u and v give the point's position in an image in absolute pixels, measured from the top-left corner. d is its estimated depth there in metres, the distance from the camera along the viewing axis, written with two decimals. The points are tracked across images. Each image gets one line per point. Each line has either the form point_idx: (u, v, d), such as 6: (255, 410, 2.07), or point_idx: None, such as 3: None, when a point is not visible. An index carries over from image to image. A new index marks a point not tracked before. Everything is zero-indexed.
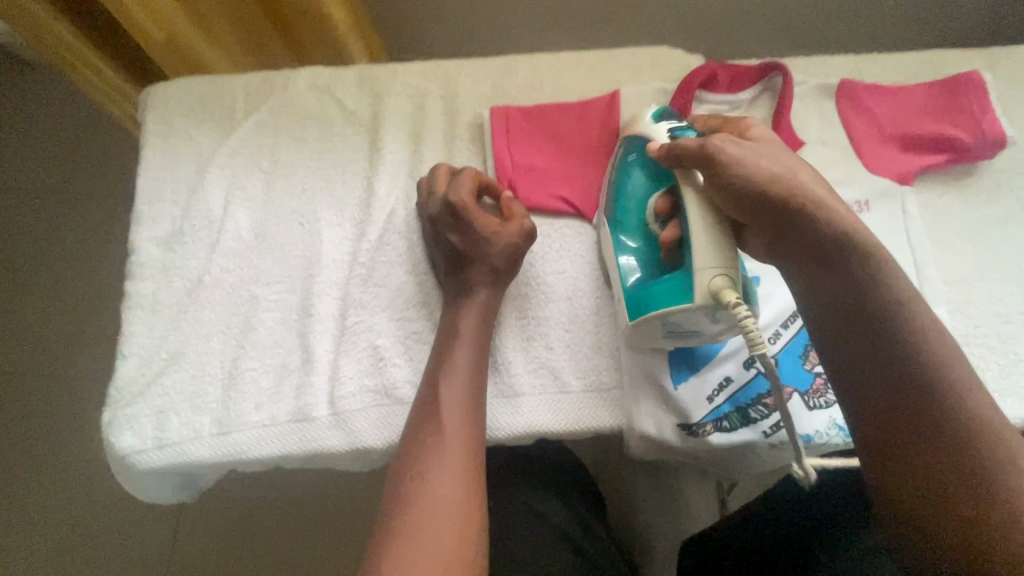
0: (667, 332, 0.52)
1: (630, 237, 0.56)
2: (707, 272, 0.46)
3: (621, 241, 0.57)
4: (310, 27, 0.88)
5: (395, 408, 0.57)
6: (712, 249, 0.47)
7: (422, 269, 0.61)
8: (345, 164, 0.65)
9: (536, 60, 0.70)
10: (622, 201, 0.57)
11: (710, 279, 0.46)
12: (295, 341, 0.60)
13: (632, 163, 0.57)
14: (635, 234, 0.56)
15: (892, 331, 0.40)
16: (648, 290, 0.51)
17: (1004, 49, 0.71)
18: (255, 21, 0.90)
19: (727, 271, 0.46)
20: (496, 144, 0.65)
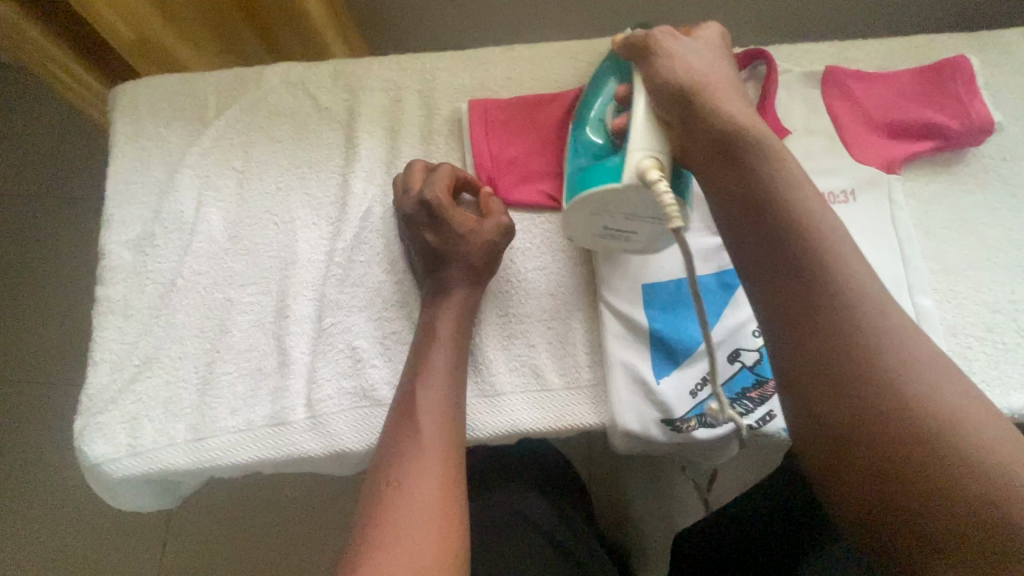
0: (601, 219, 0.53)
1: (593, 132, 0.54)
2: (637, 152, 0.48)
3: (579, 133, 0.55)
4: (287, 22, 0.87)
5: (374, 410, 0.56)
6: (647, 135, 0.49)
7: (400, 267, 0.60)
8: (321, 161, 0.64)
9: (515, 52, 0.68)
10: (587, 102, 0.57)
11: (638, 158, 0.48)
12: (271, 343, 0.59)
13: (603, 76, 0.57)
14: (594, 125, 0.54)
15: (845, 329, 0.38)
16: (587, 175, 0.51)
17: (991, 34, 0.69)
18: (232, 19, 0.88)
19: (656, 155, 0.48)
20: (475, 139, 0.63)
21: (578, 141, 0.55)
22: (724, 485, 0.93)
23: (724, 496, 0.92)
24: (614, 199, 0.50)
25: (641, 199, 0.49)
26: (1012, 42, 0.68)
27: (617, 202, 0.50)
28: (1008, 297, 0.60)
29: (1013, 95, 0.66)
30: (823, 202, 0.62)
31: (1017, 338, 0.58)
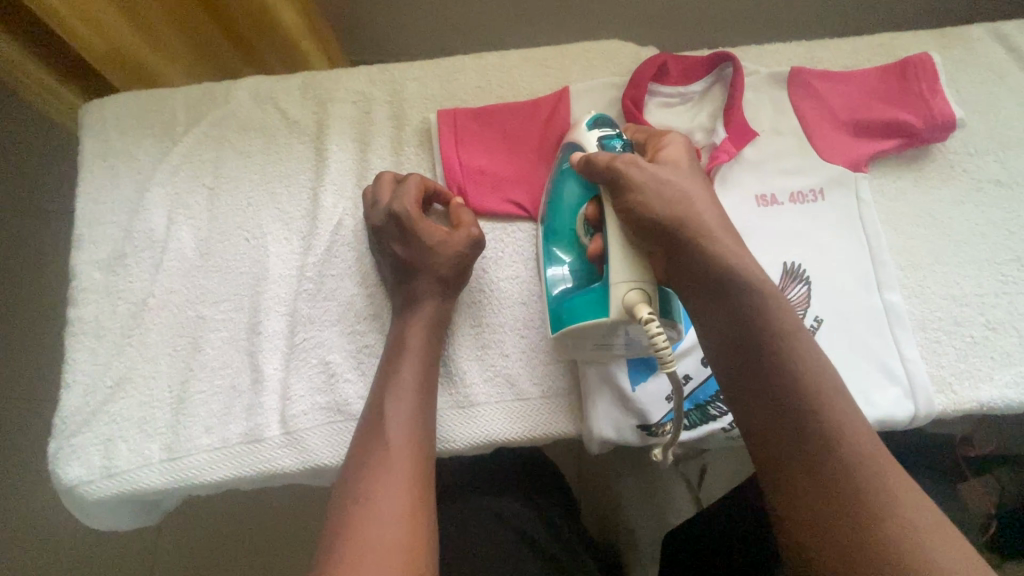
0: (584, 342, 0.53)
1: (563, 250, 0.55)
2: (621, 287, 0.47)
3: (553, 254, 0.56)
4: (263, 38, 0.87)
5: (349, 424, 0.56)
6: (625, 266, 0.48)
7: (372, 280, 0.60)
8: (291, 176, 0.64)
9: (484, 60, 0.68)
10: (555, 207, 0.56)
11: (620, 297, 0.46)
12: (244, 360, 0.59)
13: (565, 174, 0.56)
14: (565, 239, 0.55)
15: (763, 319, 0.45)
16: (572, 300, 0.51)
17: (954, 30, 0.70)
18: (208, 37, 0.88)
19: (643, 285, 0.47)
20: (444, 149, 0.63)
21: (554, 264, 0.55)
22: (714, 483, 0.95)
23: (713, 493, 0.95)
24: (598, 331, 0.50)
25: (630, 326, 0.48)
26: (975, 38, 0.69)
27: (602, 331, 0.49)
28: (975, 291, 0.61)
29: (976, 90, 0.67)
30: (792, 201, 0.63)
31: (984, 331, 0.59)
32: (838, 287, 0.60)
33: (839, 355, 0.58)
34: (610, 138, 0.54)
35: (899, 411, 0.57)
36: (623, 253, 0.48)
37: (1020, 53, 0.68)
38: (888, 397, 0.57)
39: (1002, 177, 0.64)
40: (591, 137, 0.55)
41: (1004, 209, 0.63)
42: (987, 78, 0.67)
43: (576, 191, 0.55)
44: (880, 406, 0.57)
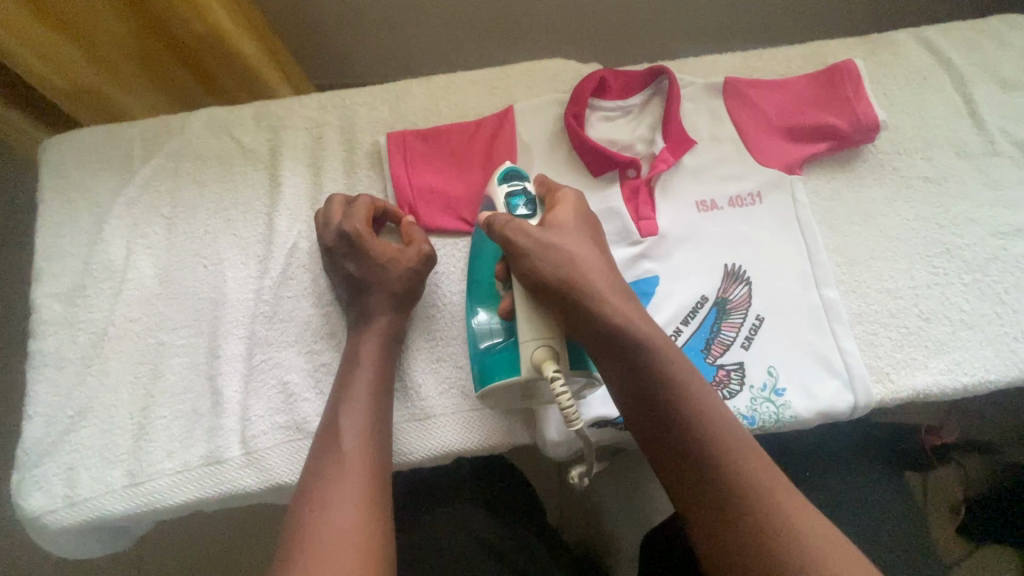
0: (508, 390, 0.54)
1: (485, 311, 0.56)
2: (529, 345, 0.48)
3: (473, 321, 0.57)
4: (226, 70, 0.89)
5: (307, 442, 0.58)
6: (533, 325, 0.49)
7: (327, 300, 0.62)
8: (247, 202, 0.66)
9: (432, 83, 0.71)
10: (479, 260, 0.59)
11: (531, 352, 0.48)
12: (204, 384, 0.60)
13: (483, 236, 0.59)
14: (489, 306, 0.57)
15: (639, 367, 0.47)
16: (489, 363, 0.53)
17: (879, 36, 0.74)
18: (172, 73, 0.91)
19: (550, 342, 0.48)
20: (395, 170, 0.65)
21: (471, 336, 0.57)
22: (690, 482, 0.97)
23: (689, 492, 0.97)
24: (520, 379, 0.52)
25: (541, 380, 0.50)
26: (898, 42, 0.73)
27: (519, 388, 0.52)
28: (908, 284, 0.63)
29: (901, 91, 0.70)
30: (731, 206, 0.65)
31: (919, 323, 0.62)
32: (778, 285, 0.63)
33: (781, 350, 0.61)
34: (514, 197, 0.55)
35: (839, 400, 0.59)
36: (527, 310, 0.50)
37: (942, 55, 0.71)
38: (827, 387, 0.59)
39: (930, 174, 0.67)
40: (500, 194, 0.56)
41: (933, 204, 0.66)
42: (912, 80, 0.71)
43: (494, 249, 0.58)
44: (821, 397, 0.59)
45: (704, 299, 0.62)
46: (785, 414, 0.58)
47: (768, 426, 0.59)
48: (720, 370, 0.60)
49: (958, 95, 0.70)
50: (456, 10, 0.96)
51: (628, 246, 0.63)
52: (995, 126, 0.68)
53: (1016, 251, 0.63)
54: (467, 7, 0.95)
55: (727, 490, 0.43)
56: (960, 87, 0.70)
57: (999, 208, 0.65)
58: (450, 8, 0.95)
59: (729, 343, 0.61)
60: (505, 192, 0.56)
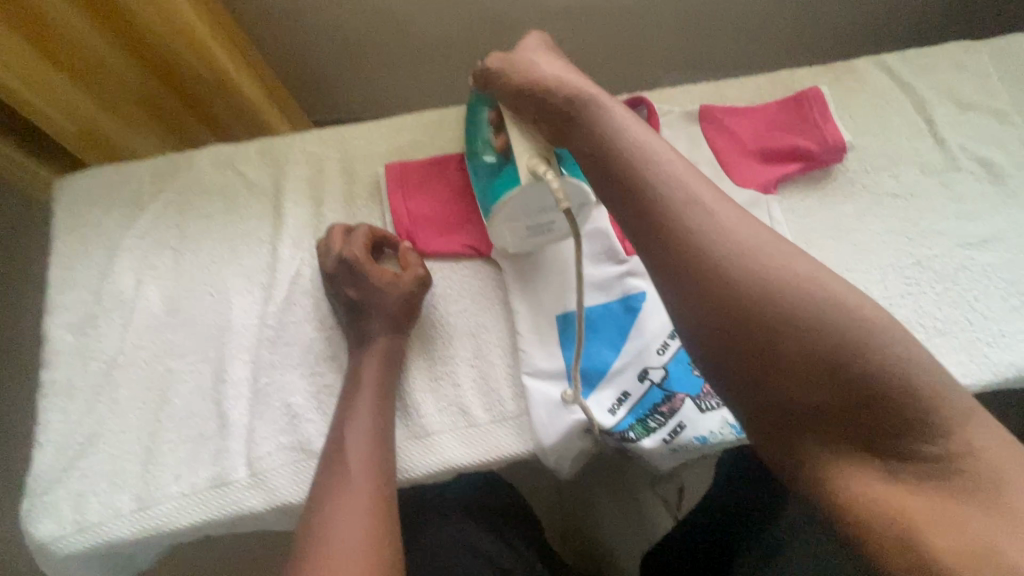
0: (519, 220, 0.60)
1: (487, 155, 0.62)
2: (524, 154, 0.55)
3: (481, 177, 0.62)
4: (225, 106, 0.93)
5: (311, 461, 0.60)
6: (524, 138, 0.56)
7: (330, 324, 0.65)
8: (251, 233, 0.69)
9: (425, 116, 0.75)
10: (472, 128, 0.65)
11: (526, 159, 0.55)
12: (210, 408, 0.62)
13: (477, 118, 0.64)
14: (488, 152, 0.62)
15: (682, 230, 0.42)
16: (494, 187, 0.60)
17: (842, 63, 0.79)
18: (176, 112, 0.94)
19: (539, 151, 0.56)
20: (393, 199, 0.69)
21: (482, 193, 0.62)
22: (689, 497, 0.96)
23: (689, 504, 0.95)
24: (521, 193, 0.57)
25: (541, 190, 0.56)
26: (860, 68, 0.78)
27: (522, 204, 0.58)
28: (882, 294, 0.66)
29: (865, 114, 0.75)
30: None
31: None
32: None
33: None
34: None
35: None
36: (518, 132, 0.57)
37: (903, 81, 0.76)
38: None
39: (897, 190, 0.71)
40: None
41: (901, 218, 0.70)
42: (876, 105, 0.75)
43: (482, 108, 0.64)
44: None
45: None
46: None
47: None
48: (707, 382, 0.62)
49: (919, 117, 0.75)
50: (448, 46, 1.01)
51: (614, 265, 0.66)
52: (955, 144, 0.72)
53: (983, 259, 0.67)
54: (458, 44, 1.01)
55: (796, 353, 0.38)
56: (920, 108, 0.75)
57: (964, 221, 0.69)
58: (442, 44, 1.01)
59: None
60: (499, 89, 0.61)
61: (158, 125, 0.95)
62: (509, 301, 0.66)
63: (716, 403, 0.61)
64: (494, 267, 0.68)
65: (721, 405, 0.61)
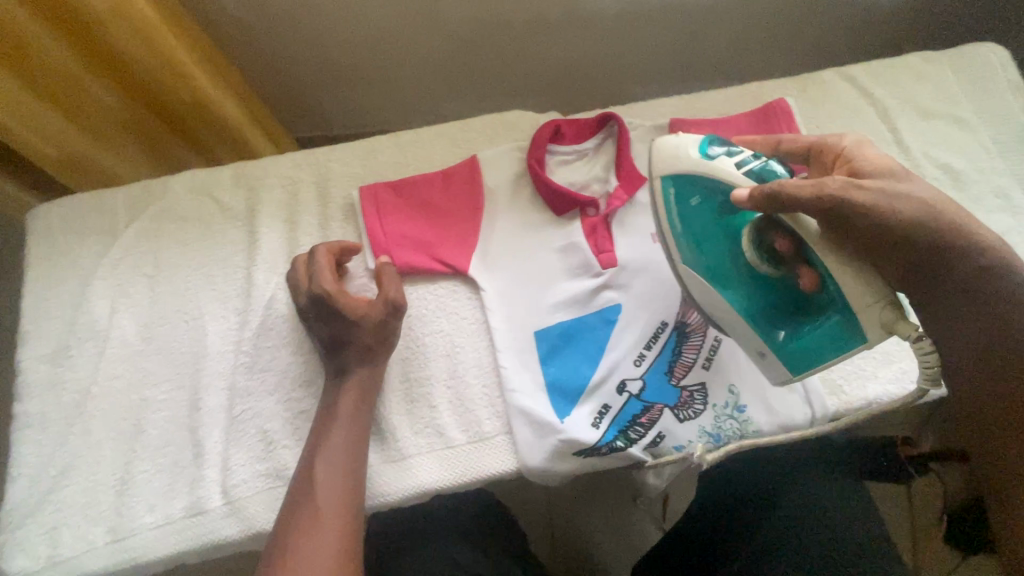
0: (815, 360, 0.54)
1: (735, 294, 0.55)
2: (872, 311, 0.46)
3: (764, 332, 0.54)
4: (207, 131, 0.94)
5: (287, 488, 0.60)
6: (860, 286, 0.46)
7: (305, 349, 0.65)
8: (226, 259, 0.69)
9: (400, 138, 0.76)
10: (698, 243, 0.56)
11: (880, 313, 0.46)
12: (186, 437, 0.62)
13: (689, 202, 0.55)
14: (761, 287, 0.54)
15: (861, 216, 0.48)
16: (804, 343, 0.52)
17: (809, 74, 0.80)
18: (159, 135, 0.95)
19: (887, 299, 0.46)
20: (368, 220, 0.69)
21: (769, 344, 0.54)
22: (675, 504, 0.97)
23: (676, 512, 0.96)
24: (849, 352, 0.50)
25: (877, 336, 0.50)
26: (827, 79, 0.79)
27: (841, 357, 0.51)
28: None
29: (833, 124, 0.76)
30: None
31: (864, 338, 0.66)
32: None
33: (749, 376, 0.64)
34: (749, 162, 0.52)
35: (906, 381, 0.63)
36: (842, 266, 0.47)
37: (868, 91, 0.78)
38: (786, 403, 0.63)
39: None
40: (723, 163, 0.52)
41: None
42: (842, 115, 0.77)
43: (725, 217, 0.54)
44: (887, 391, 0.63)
45: (664, 324, 0.65)
46: (747, 429, 0.62)
47: (733, 443, 0.62)
48: (683, 392, 0.63)
49: (884, 126, 0.76)
50: (425, 65, 1.02)
51: (590, 279, 0.66)
52: (919, 152, 0.74)
53: None
54: (435, 63, 1.02)
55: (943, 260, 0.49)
56: (886, 117, 0.76)
57: None
58: (420, 64, 1.02)
59: (690, 364, 0.64)
60: (730, 161, 0.53)
61: (140, 149, 0.95)
62: (488, 322, 0.66)
63: (693, 413, 0.62)
64: (470, 287, 0.68)
65: (698, 414, 0.62)
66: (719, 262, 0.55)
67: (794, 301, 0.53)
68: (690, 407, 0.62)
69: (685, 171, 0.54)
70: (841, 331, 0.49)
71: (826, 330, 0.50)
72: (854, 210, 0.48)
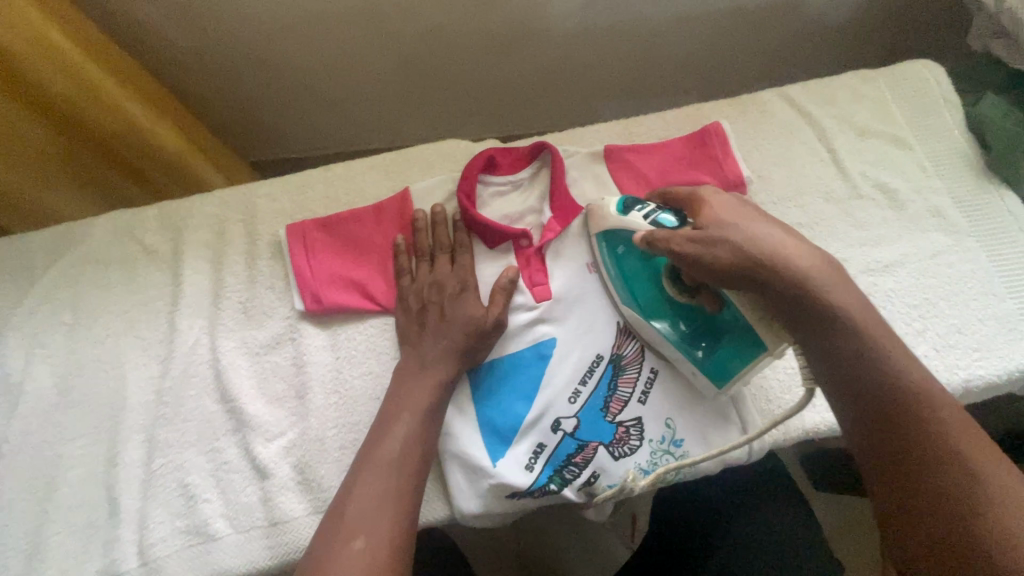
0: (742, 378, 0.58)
1: (661, 321, 0.60)
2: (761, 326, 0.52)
3: (691, 353, 0.59)
4: (156, 171, 0.91)
5: (207, 545, 0.58)
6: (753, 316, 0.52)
7: (230, 396, 0.63)
8: (149, 303, 0.67)
9: (331, 171, 0.74)
10: (629, 281, 0.62)
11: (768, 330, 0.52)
12: (101, 495, 0.59)
13: (622, 253, 0.62)
14: (678, 315, 0.59)
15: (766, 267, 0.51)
16: (724, 361, 0.57)
17: (748, 95, 0.80)
18: (108, 178, 0.92)
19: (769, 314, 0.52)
20: (297, 260, 0.67)
21: (697, 363, 0.59)
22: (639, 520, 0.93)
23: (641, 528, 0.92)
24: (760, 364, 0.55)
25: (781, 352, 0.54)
26: (767, 99, 0.79)
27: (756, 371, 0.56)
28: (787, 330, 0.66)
29: (771, 146, 0.76)
30: None
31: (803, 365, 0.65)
32: None
33: (693, 414, 0.62)
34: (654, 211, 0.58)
35: (795, 384, 0.64)
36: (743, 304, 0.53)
37: (805, 111, 0.77)
38: (728, 439, 0.61)
39: (802, 220, 0.72)
40: (635, 218, 0.58)
41: None
42: (780, 136, 0.76)
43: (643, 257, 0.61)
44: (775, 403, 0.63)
45: (600, 358, 0.63)
46: (684, 464, 0.60)
47: (669, 478, 0.60)
48: (619, 429, 0.61)
49: (821, 146, 0.76)
50: (369, 91, 1.00)
51: (524, 313, 0.65)
52: (856, 172, 0.74)
53: (885, 285, 0.69)
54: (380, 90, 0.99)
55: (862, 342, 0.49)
56: (824, 137, 0.76)
57: (867, 247, 0.71)
58: (364, 91, 1.00)
59: (627, 399, 0.62)
60: (641, 216, 0.58)
61: (89, 191, 0.92)
62: None
63: (629, 450, 0.60)
64: None
65: (634, 451, 0.60)
66: (649, 299, 0.61)
67: (706, 326, 0.58)
68: (627, 444, 0.61)
69: (613, 227, 0.61)
70: (746, 344, 0.54)
71: (734, 345, 0.55)
72: (737, 248, 0.52)
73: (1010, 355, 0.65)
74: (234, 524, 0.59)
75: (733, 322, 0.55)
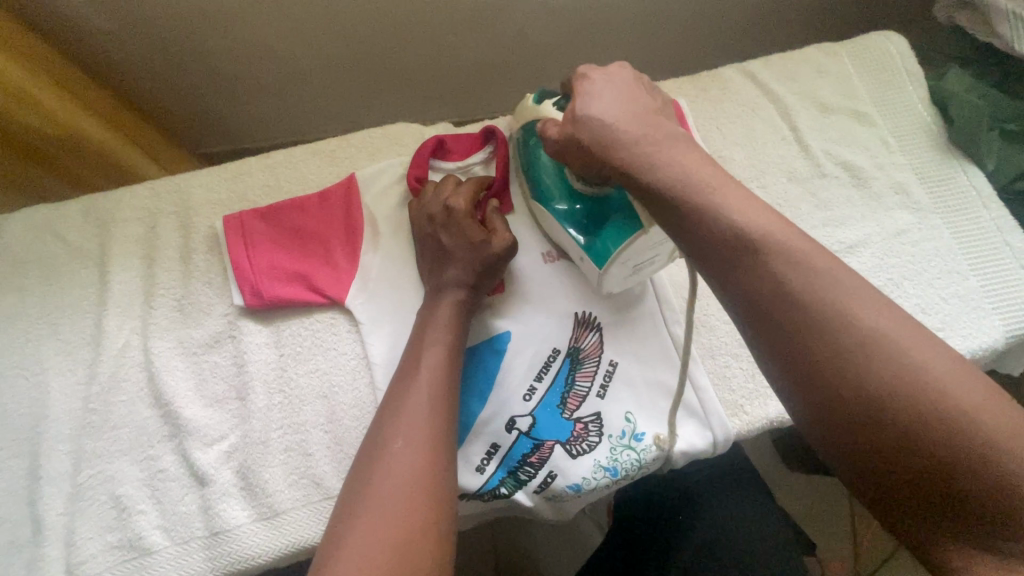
0: (623, 268, 0.56)
1: (556, 203, 0.58)
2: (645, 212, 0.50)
3: (575, 233, 0.56)
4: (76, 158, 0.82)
5: (142, 561, 0.54)
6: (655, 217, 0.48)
7: (166, 399, 0.59)
8: (74, 304, 0.62)
9: (271, 158, 0.70)
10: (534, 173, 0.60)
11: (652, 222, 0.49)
12: (24, 511, 0.55)
13: (535, 143, 0.59)
14: (566, 194, 0.57)
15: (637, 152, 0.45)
16: (602, 235, 0.54)
17: (709, 73, 0.77)
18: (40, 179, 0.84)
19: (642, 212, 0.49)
20: (234, 252, 0.62)
21: (580, 244, 0.56)
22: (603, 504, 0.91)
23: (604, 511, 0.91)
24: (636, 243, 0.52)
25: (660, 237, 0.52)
26: (728, 77, 0.76)
27: (636, 252, 0.53)
28: None
29: (732, 125, 0.73)
30: None
31: None
32: (623, 327, 0.62)
33: (634, 393, 0.60)
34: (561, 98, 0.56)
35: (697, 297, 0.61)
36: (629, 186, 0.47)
37: (766, 88, 0.75)
38: (687, 432, 0.60)
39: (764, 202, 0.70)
40: (545, 104, 0.57)
41: None
42: (741, 113, 0.74)
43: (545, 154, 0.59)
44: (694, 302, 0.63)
45: (556, 352, 0.61)
46: (646, 458, 0.59)
47: (631, 474, 0.59)
48: (577, 425, 0.59)
49: (783, 124, 0.74)
50: (315, 73, 0.94)
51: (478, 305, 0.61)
52: (819, 149, 0.72)
53: (850, 267, 0.67)
54: (329, 73, 0.94)
55: (831, 330, 0.37)
56: (786, 115, 0.74)
57: (830, 228, 0.69)
58: (308, 74, 0.94)
59: (584, 394, 0.60)
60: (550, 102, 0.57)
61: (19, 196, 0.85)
62: (369, 359, 0.61)
63: (586, 448, 0.59)
64: (350, 318, 0.63)
65: (592, 448, 0.59)
66: (549, 184, 0.59)
67: (597, 210, 0.55)
68: (584, 441, 0.59)
69: (529, 116, 0.59)
70: (623, 221, 0.52)
71: (611, 232, 0.53)
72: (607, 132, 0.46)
73: (974, 334, 0.64)
74: (172, 536, 0.55)
75: (621, 204, 0.53)
